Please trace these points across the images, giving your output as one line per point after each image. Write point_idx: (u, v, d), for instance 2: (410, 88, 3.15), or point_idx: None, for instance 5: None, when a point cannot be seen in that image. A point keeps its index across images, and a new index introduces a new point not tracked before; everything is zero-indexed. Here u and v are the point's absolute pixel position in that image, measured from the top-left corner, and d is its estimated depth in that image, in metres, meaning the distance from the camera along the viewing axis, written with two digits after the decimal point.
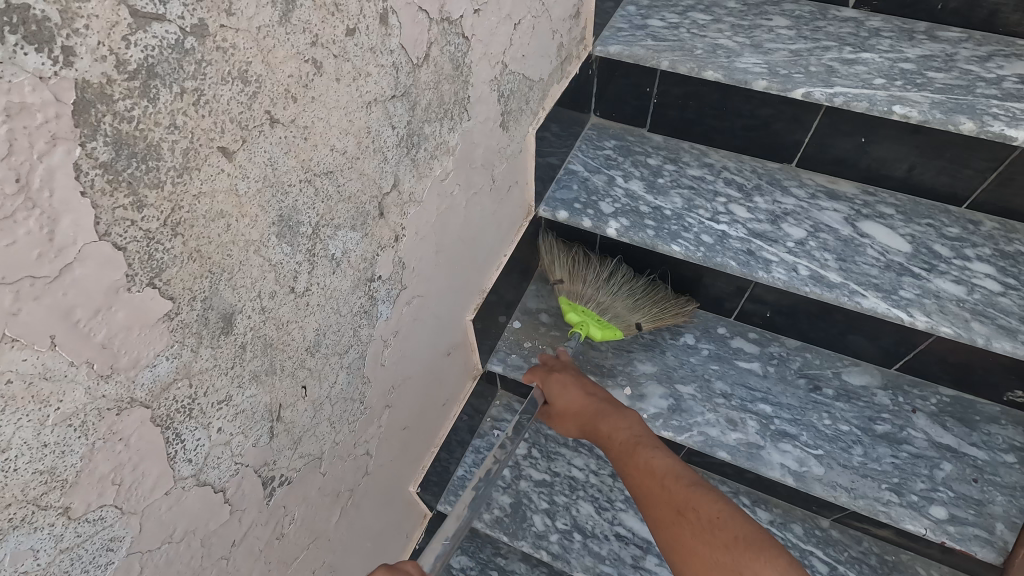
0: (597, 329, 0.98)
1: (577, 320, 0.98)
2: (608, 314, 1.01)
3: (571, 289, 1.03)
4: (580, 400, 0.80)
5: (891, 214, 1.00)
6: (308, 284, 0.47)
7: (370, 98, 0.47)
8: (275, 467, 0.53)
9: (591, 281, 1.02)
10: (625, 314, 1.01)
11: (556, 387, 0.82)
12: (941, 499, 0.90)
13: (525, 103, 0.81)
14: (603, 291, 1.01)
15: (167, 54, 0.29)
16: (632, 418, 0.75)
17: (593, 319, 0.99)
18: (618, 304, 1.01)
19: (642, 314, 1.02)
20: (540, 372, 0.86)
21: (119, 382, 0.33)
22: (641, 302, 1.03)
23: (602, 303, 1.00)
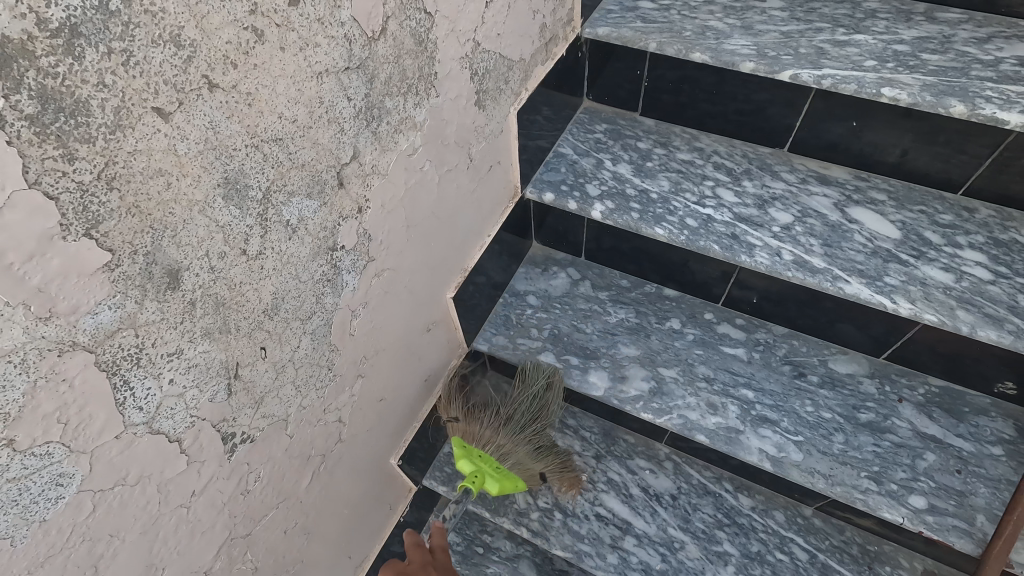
0: (494, 483, 0.89)
1: (472, 470, 0.90)
2: (507, 463, 0.95)
3: (467, 431, 0.97)
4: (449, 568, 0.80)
5: (883, 200, 0.98)
6: (261, 247, 0.50)
7: (321, 69, 0.48)
8: (234, 424, 0.55)
9: (488, 427, 0.96)
10: (525, 462, 0.97)
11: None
12: (921, 489, 0.89)
13: (504, 83, 0.82)
14: (501, 434, 0.95)
15: (91, 15, 0.31)
16: None
17: (490, 470, 0.91)
18: (520, 451, 0.96)
19: (543, 462, 0.99)
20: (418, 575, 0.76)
21: (59, 326, 0.36)
22: (541, 455, 0.99)
23: (501, 446, 0.95)
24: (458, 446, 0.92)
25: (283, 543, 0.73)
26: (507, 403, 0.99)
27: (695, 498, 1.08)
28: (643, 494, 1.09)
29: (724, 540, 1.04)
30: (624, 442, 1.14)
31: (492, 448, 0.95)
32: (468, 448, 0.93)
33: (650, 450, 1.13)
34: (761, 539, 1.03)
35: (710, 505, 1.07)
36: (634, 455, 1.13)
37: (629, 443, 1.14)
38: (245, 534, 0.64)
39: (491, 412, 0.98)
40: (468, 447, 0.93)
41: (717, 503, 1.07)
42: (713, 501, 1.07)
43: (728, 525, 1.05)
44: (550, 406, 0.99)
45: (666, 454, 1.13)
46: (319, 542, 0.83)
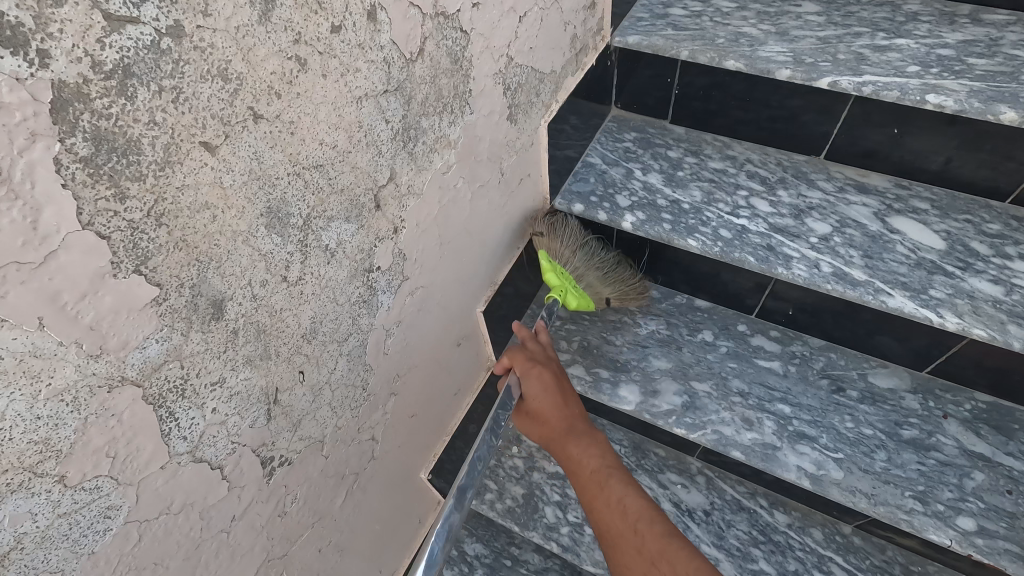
0: (574, 297, 0.97)
1: (558, 282, 0.96)
2: (581, 282, 1.01)
3: (551, 245, 0.99)
4: (553, 405, 0.79)
5: (925, 209, 0.94)
6: (301, 273, 0.49)
7: (360, 94, 0.48)
8: (274, 448, 0.55)
9: (570, 240, 1.00)
10: (596, 282, 1.02)
11: (529, 385, 0.80)
12: (969, 510, 0.85)
13: (535, 95, 0.81)
14: (579, 256, 1.00)
15: (143, 55, 0.31)
16: (604, 446, 0.76)
17: (571, 283, 0.98)
18: (592, 274, 1.01)
19: (613, 286, 1.04)
20: (524, 361, 0.82)
21: (109, 362, 0.36)
22: (609, 274, 1.04)
23: (579, 268, 1.00)
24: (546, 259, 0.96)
25: (317, 561, 0.73)
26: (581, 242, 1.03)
27: (729, 514, 1.05)
28: (675, 509, 1.06)
29: (760, 558, 1.01)
30: (655, 456, 1.13)
31: (571, 263, 0.99)
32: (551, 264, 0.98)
33: (681, 464, 1.11)
34: (798, 558, 1.00)
35: (745, 522, 1.04)
36: (665, 469, 1.11)
37: (660, 456, 1.13)
38: (281, 554, 0.64)
39: (570, 243, 1.00)
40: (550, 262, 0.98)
41: (752, 520, 1.04)
42: (748, 518, 1.05)
43: (763, 542, 1.02)
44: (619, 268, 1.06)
45: (698, 468, 1.11)
46: (351, 558, 0.82)
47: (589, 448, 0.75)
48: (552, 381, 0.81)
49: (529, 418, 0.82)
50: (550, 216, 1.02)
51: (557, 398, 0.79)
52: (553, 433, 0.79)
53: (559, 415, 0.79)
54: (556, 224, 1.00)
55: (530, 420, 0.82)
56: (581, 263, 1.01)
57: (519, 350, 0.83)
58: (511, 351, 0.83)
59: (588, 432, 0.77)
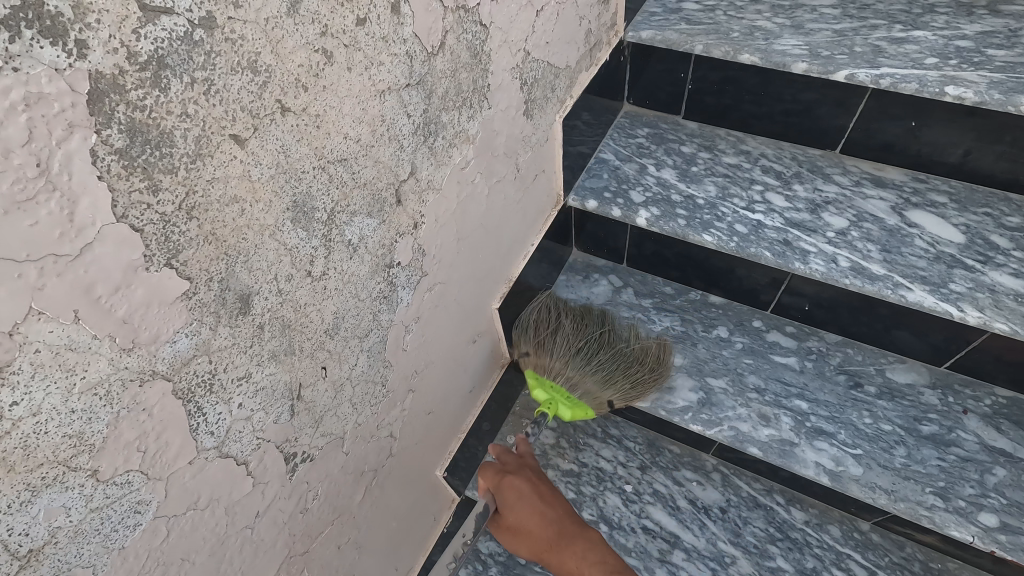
0: (566, 411, 0.93)
1: (546, 398, 0.95)
2: (578, 392, 0.95)
3: (538, 364, 0.98)
4: (535, 512, 0.71)
5: (943, 203, 0.94)
6: (324, 268, 0.49)
7: (383, 87, 0.48)
8: (296, 444, 0.55)
9: (557, 355, 0.95)
10: (595, 390, 0.94)
11: (505, 497, 0.74)
12: (991, 506, 0.84)
13: (551, 91, 0.81)
14: (569, 367, 0.95)
15: (177, 46, 0.31)
16: (589, 531, 0.69)
17: (563, 399, 0.94)
18: (588, 379, 0.94)
19: (614, 389, 0.95)
20: (494, 474, 0.76)
21: (141, 355, 0.36)
22: (610, 368, 0.95)
23: (571, 379, 0.95)
24: (531, 376, 0.98)
25: (337, 558, 0.73)
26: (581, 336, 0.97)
27: (745, 511, 1.05)
28: (691, 506, 1.06)
29: (778, 555, 1.00)
30: (670, 453, 1.12)
31: (562, 379, 0.95)
32: (541, 379, 0.98)
33: (696, 461, 1.11)
34: (816, 555, 0.99)
35: (762, 519, 1.04)
36: (680, 466, 1.11)
37: (674, 454, 1.12)
38: (303, 552, 0.64)
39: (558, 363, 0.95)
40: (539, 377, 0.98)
41: (769, 517, 1.04)
42: (764, 515, 1.04)
43: (780, 539, 1.01)
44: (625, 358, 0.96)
45: (713, 465, 1.10)
46: (369, 556, 0.82)
47: (582, 553, 0.67)
48: (527, 487, 0.73)
49: (512, 536, 0.74)
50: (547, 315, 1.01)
51: (537, 501, 0.72)
52: (541, 544, 0.70)
53: (539, 523, 0.71)
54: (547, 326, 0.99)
55: (510, 535, 0.74)
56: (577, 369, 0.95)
57: (496, 472, 0.76)
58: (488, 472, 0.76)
59: (575, 535, 0.69)
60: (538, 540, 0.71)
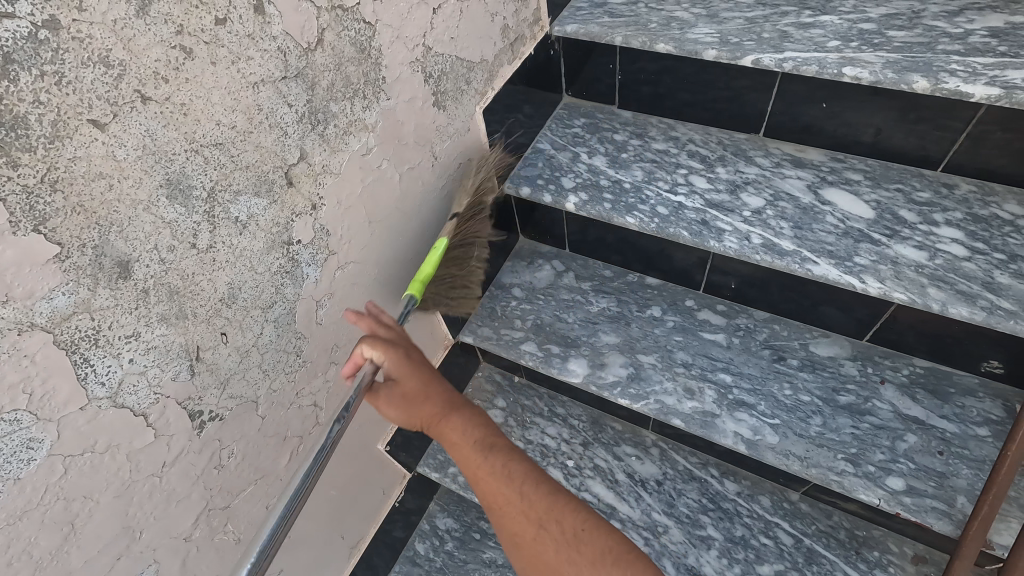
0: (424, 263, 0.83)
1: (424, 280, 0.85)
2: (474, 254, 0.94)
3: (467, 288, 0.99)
4: (423, 384, 0.69)
5: (858, 180, 0.97)
6: (211, 241, 0.55)
7: (255, 79, 0.54)
8: (201, 403, 0.61)
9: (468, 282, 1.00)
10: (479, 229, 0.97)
11: (395, 363, 0.69)
12: (900, 470, 0.87)
13: (465, 83, 0.87)
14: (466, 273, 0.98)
15: (22, 44, 0.37)
16: (472, 416, 0.68)
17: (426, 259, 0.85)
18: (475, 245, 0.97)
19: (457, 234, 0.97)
20: (384, 347, 0.69)
21: (17, 308, 0.42)
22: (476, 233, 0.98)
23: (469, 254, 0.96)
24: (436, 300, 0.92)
25: (266, 518, 0.79)
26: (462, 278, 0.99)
27: (680, 483, 1.09)
28: (628, 479, 1.10)
29: (708, 524, 1.04)
30: (611, 429, 1.16)
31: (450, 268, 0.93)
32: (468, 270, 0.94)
33: (637, 437, 1.15)
34: (745, 524, 1.03)
35: (695, 491, 1.07)
36: (621, 442, 1.15)
37: (616, 430, 1.16)
38: (224, 507, 0.71)
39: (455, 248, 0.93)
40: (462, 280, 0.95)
41: (702, 489, 1.08)
42: (698, 487, 1.08)
43: (712, 509, 1.05)
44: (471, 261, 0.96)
45: (652, 441, 1.14)
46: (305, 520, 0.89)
47: (466, 423, 0.68)
48: (401, 363, 0.69)
49: (396, 404, 0.70)
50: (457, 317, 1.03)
51: (416, 365, 0.69)
52: (434, 418, 0.69)
53: (424, 379, 0.69)
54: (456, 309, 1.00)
55: (397, 404, 0.70)
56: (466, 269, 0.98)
57: (375, 338, 0.69)
58: (366, 337, 0.70)
59: (457, 405, 0.69)
60: (428, 414, 0.69)
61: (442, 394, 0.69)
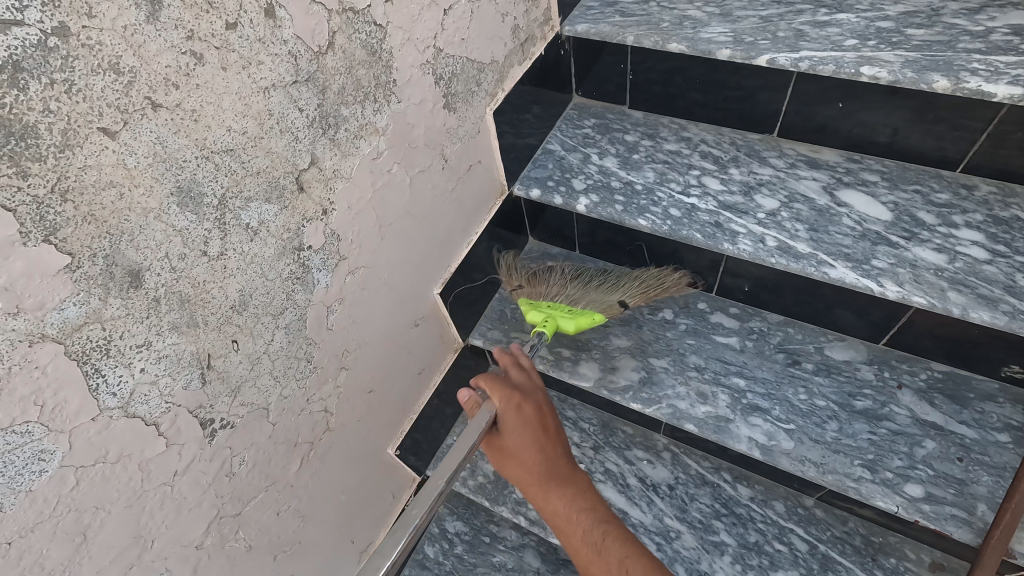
0: (568, 320, 0.96)
1: (542, 316, 0.98)
2: (580, 305, 1.03)
3: (534, 291, 1.07)
4: (530, 445, 0.73)
5: (875, 181, 0.95)
6: (221, 248, 0.55)
7: (266, 84, 0.53)
8: (212, 411, 0.61)
9: (553, 282, 1.08)
10: (601, 299, 1.04)
11: (517, 429, 0.73)
12: (918, 477, 0.86)
13: (476, 84, 0.86)
14: (569, 286, 1.07)
15: (32, 52, 0.37)
16: (582, 490, 0.73)
17: (563, 314, 0.98)
18: (591, 293, 1.06)
19: (623, 291, 1.06)
20: (498, 388, 0.75)
21: (28, 319, 0.41)
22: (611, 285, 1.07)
23: (574, 294, 1.05)
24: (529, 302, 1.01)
25: (276, 524, 0.78)
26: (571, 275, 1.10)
27: (692, 488, 1.07)
28: (640, 484, 1.09)
29: (721, 530, 1.03)
30: (622, 433, 1.15)
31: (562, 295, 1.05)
32: (536, 304, 1.02)
33: (648, 441, 1.14)
34: (759, 530, 1.02)
35: (708, 496, 1.06)
36: (632, 445, 1.14)
37: (627, 434, 1.15)
38: (235, 514, 0.70)
39: (586, 294, 1.05)
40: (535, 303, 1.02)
41: (715, 494, 1.06)
42: (711, 491, 1.07)
43: (725, 515, 1.04)
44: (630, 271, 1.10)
45: (664, 445, 1.13)
46: (315, 525, 0.88)
47: (572, 500, 0.72)
48: (524, 431, 0.73)
49: (502, 459, 0.76)
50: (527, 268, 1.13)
51: (543, 441, 0.74)
52: (535, 480, 0.73)
53: (538, 458, 0.73)
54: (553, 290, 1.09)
55: (501, 457, 0.75)
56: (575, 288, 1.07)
57: (502, 380, 0.76)
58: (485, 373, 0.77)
59: (569, 482, 0.73)
60: (530, 476, 0.74)
61: (558, 458, 0.74)
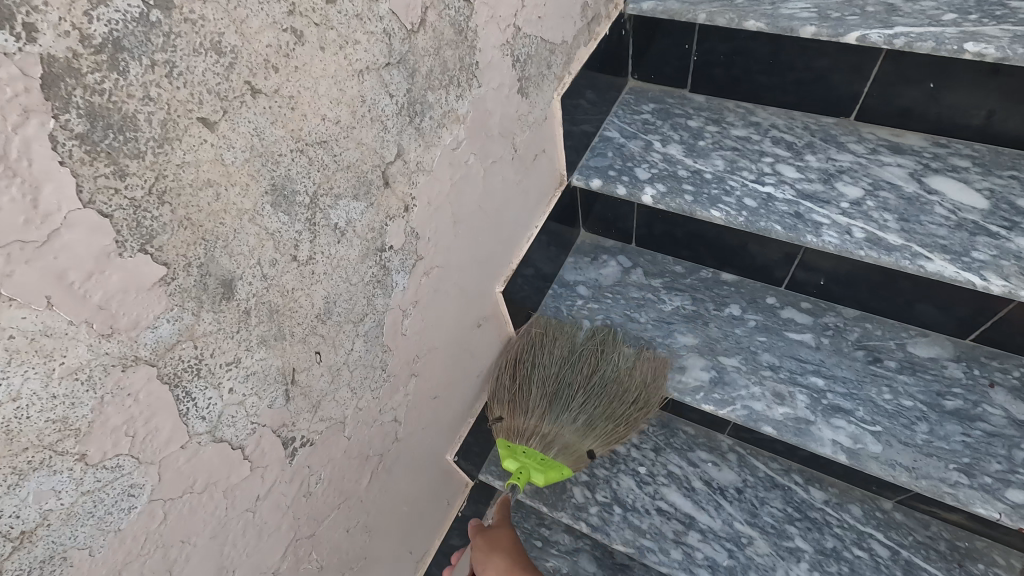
0: (538, 473, 0.86)
1: (517, 466, 0.88)
2: (551, 449, 0.89)
3: (511, 427, 0.92)
4: None
5: (966, 167, 0.89)
6: (311, 252, 0.49)
7: (360, 67, 0.47)
8: (294, 429, 0.55)
9: (529, 412, 0.91)
10: (573, 444, 0.89)
11: None
12: (1020, 482, 0.81)
13: (547, 67, 0.79)
14: (547, 420, 0.90)
15: (133, 28, 0.31)
16: None
17: (535, 462, 0.88)
18: (564, 433, 0.89)
19: (592, 440, 0.90)
20: None
21: (122, 341, 0.36)
22: (588, 416, 0.90)
23: (546, 434, 0.90)
24: (503, 445, 0.91)
25: (346, 542, 0.74)
26: (555, 378, 0.92)
27: (762, 491, 1.03)
28: (706, 487, 1.04)
29: (796, 535, 0.98)
30: (684, 434, 1.10)
31: (535, 438, 0.89)
32: (513, 447, 0.91)
33: (712, 442, 1.09)
34: (836, 534, 0.97)
35: (779, 499, 1.01)
36: (695, 447, 1.09)
37: (689, 435, 1.10)
38: (310, 535, 0.65)
39: (560, 410, 0.90)
40: (512, 445, 0.91)
41: (786, 497, 1.02)
42: (782, 495, 1.02)
43: (799, 519, 0.99)
44: (618, 376, 0.92)
45: (729, 446, 1.08)
46: (380, 539, 0.83)
47: None
48: None
49: None
50: (527, 345, 0.97)
51: None
52: None
53: None
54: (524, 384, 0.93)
55: None
56: (559, 400, 0.91)
57: None
58: None
59: None
60: None
61: None
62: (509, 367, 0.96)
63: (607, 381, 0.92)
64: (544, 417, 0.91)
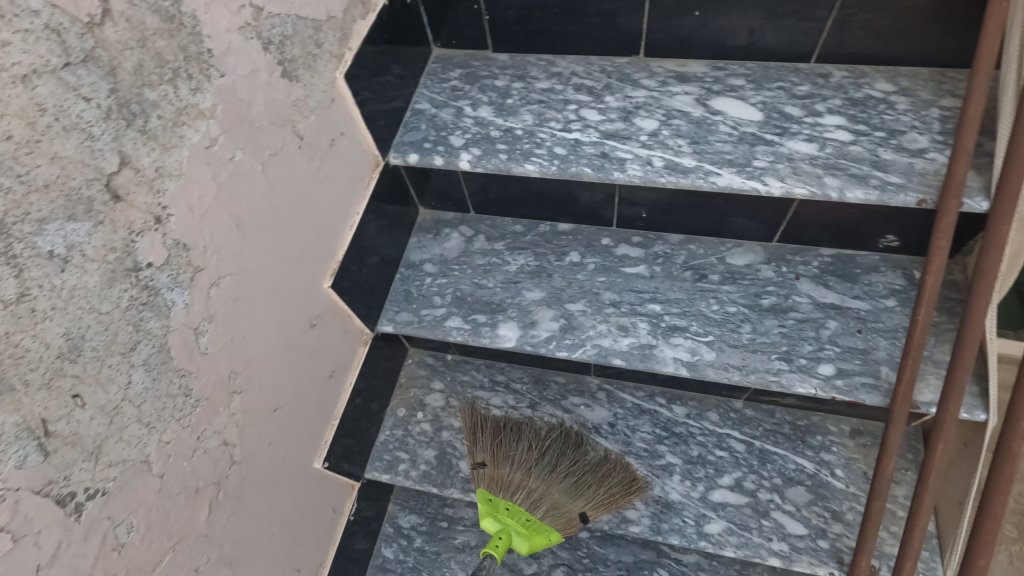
0: (521, 541, 0.89)
1: (495, 528, 0.91)
2: (538, 513, 0.92)
3: (492, 477, 0.96)
4: None
5: (742, 85, 0.96)
6: (19, 287, 0.44)
7: (22, 72, 0.43)
8: (69, 484, 0.50)
9: (517, 464, 0.96)
10: (562, 505, 0.93)
11: None
12: (828, 357, 0.91)
13: (316, 45, 0.75)
14: (532, 476, 0.95)
15: None
16: None
17: (521, 525, 0.91)
18: (554, 493, 0.94)
19: (585, 499, 0.94)
20: None
21: None
22: (584, 487, 0.95)
23: (537, 489, 0.94)
24: (484, 502, 0.93)
25: None
26: (540, 444, 0.99)
27: (632, 420, 1.09)
28: (582, 429, 1.09)
29: (666, 452, 1.05)
30: (556, 384, 1.14)
31: (507, 494, 0.94)
32: (495, 504, 0.93)
33: (581, 385, 1.13)
34: (699, 442, 1.05)
35: (648, 424, 1.08)
36: (567, 394, 1.13)
37: (560, 383, 1.14)
38: None
39: (547, 495, 0.93)
40: (493, 502, 0.94)
41: (654, 420, 1.08)
42: (650, 419, 1.08)
43: (667, 437, 1.06)
44: (602, 475, 0.97)
45: (597, 385, 1.13)
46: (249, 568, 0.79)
47: None
48: None
49: None
50: (488, 427, 1.02)
51: None
52: None
53: None
54: (508, 452, 0.98)
55: None
56: (541, 476, 0.95)
57: None
58: None
59: None
60: None
61: None
62: (494, 437, 1.01)
63: (586, 468, 0.97)
64: (531, 472, 0.96)
